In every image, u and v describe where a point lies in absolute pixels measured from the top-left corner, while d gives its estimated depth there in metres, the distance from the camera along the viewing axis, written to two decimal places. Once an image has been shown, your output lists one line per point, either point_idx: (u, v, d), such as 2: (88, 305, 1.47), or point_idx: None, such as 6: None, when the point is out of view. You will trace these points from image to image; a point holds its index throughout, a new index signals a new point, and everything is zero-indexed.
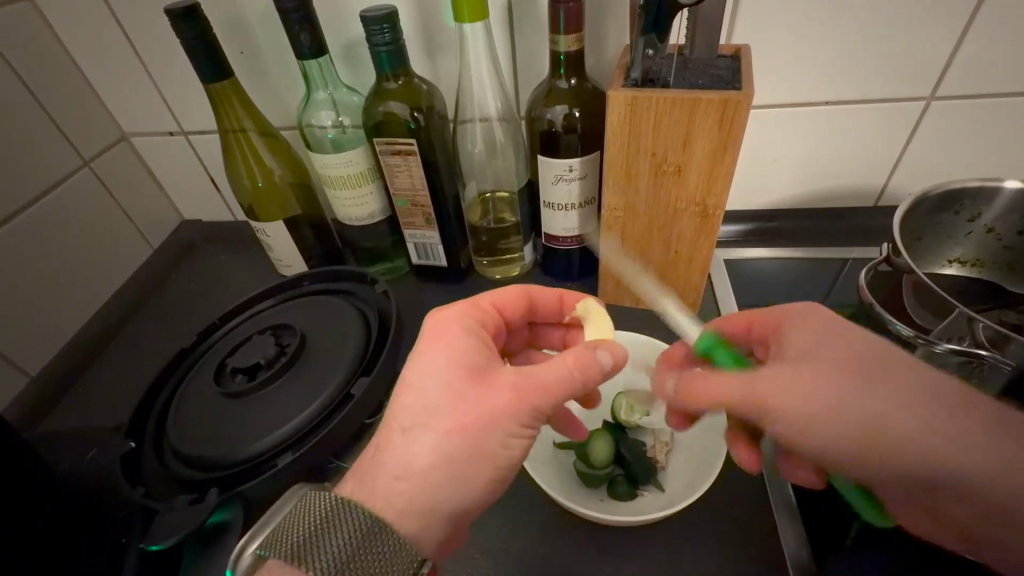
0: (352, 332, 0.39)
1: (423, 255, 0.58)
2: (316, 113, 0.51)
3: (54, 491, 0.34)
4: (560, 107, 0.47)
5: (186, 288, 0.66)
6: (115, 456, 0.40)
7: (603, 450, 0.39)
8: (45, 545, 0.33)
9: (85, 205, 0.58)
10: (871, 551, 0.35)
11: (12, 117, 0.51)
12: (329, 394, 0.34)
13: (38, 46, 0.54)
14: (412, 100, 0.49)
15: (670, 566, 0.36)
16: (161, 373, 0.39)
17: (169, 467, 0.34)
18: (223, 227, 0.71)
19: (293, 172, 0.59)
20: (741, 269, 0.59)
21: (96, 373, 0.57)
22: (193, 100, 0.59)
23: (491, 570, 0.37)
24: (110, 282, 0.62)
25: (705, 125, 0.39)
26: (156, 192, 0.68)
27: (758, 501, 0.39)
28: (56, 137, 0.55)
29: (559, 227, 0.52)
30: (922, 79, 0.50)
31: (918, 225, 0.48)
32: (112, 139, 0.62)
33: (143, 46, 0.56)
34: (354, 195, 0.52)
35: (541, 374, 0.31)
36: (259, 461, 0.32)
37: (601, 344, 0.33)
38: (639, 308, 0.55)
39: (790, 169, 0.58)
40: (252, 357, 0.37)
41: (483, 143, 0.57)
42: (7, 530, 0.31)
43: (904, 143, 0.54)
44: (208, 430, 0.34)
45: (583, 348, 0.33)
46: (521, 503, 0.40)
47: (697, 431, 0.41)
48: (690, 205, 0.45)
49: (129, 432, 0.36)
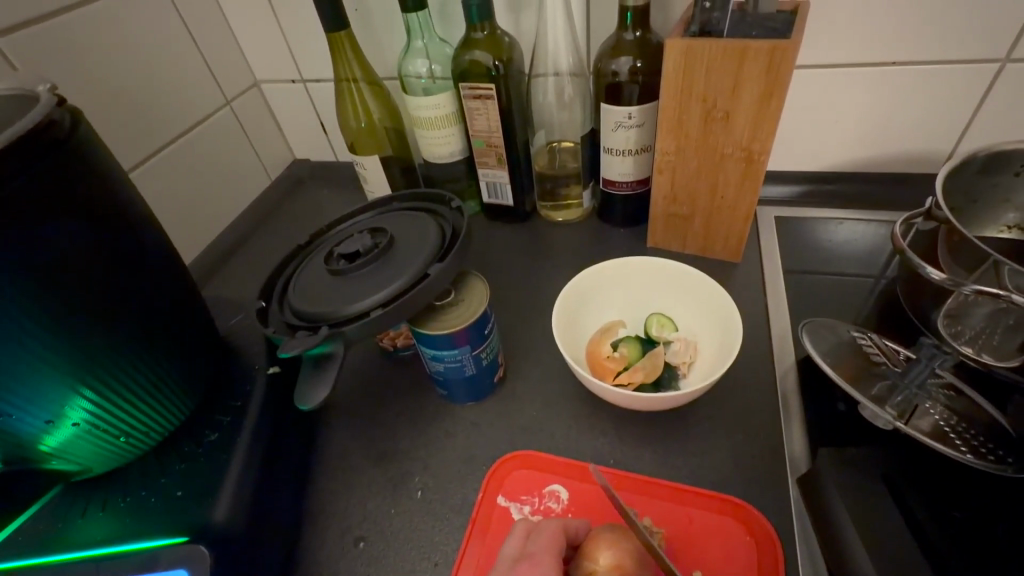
0: (432, 235, 0.46)
1: (493, 193, 0.65)
2: (413, 61, 0.60)
3: (206, 338, 0.43)
4: (625, 59, 0.52)
5: (295, 215, 0.78)
6: (245, 326, 0.51)
7: (634, 352, 0.46)
8: (213, 372, 0.44)
9: (224, 137, 0.71)
10: (866, 446, 0.40)
11: (181, 63, 0.64)
12: (412, 273, 0.42)
13: (201, 4, 0.67)
14: (495, 50, 0.55)
15: (677, 456, 0.43)
16: (287, 257, 0.50)
17: (288, 320, 0.43)
18: (328, 166, 0.83)
19: (391, 117, 0.69)
20: (793, 227, 0.61)
21: (224, 277, 0.69)
22: (314, 50, 0.70)
23: (528, 442, 0.45)
24: (237, 204, 0.74)
25: (754, 71, 0.43)
26: (276, 134, 0.80)
27: (768, 418, 0.44)
28: (209, 78, 0.68)
29: (617, 172, 0.57)
30: (997, 41, 0.50)
31: (970, 186, 0.49)
32: (247, 84, 0.74)
33: (280, 4, 0.67)
34: (437, 134, 0.60)
35: (670, 508, 0.40)
36: (355, 317, 0.40)
37: (672, 485, 0.41)
38: (688, 253, 0.59)
39: (851, 132, 0.59)
40: (353, 247, 0.46)
41: (554, 96, 0.63)
42: (188, 356, 0.41)
43: (974, 106, 0.54)
44: (318, 297, 0.43)
45: (676, 488, 0.41)
46: (558, 399, 0.48)
47: (717, 346, 0.45)
48: (736, 149, 0.48)
49: (262, 293, 0.46)
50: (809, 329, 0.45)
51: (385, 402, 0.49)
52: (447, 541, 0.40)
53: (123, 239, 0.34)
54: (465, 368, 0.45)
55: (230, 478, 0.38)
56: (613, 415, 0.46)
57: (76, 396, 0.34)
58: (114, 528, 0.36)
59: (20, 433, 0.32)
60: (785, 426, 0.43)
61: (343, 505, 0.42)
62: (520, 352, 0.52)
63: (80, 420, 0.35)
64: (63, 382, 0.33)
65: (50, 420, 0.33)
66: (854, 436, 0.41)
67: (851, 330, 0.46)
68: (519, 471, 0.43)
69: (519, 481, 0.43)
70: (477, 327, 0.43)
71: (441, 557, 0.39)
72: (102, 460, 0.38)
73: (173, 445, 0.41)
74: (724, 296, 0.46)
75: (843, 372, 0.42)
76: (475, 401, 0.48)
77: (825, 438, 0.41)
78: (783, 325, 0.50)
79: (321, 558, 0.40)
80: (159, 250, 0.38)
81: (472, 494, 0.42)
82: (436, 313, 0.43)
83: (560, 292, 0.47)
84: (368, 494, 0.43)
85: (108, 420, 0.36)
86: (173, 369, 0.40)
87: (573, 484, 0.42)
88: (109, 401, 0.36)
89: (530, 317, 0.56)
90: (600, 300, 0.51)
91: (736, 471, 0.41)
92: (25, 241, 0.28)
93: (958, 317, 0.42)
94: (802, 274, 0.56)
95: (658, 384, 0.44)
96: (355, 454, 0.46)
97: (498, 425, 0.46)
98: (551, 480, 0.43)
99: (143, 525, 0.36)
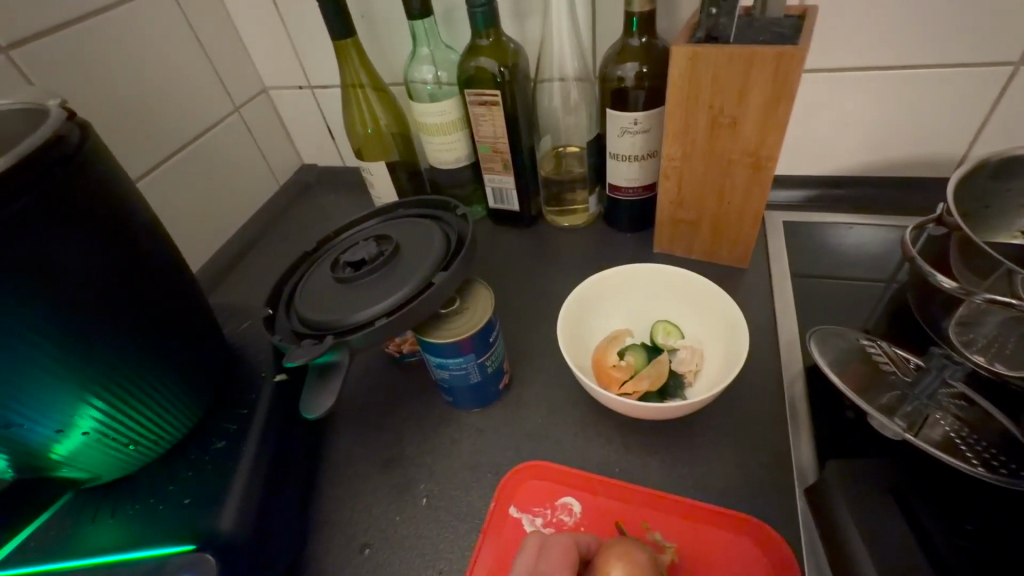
0: (437, 243, 0.46)
1: (498, 199, 0.65)
2: (419, 67, 0.60)
3: (213, 345, 0.44)
4: (631, 64, 0.52)
5: (303, 220, 0.79)
6: (252, 332, 0.52)
7: (640, 360, 0.45)
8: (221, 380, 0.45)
9: (233, 143, 0.71)
10: (876, 456, 0.39)
11: (189, 71, 0.65)
12: (416, 282, 0.42)
13: (210, 13, 0.67)
14: (500, 57, 0.55)
15: (682, 465, 0.43)
16: (294, 264, 0.50)
17: (294, 328, 0.43)
18: (335, 171, 0.83)
19: (397, 122, 0.69)
20: (802, 232, 0.61)
21: (232, 282, 0.69)
22: (321, 56, 0.70)
23: (533, 449, 0.45)
24: (246, 209, 0.75)
25: (761, 77, 0.43)
26: (284, 139, 0.80)
27: (776, 427, 0.44)
28: (217, 86, 0.69)
29: (623, 177, 0.57)
30: (1012, 43, 0.49)
31: (983, 191, 0.48)
32: (255, 91, 0.75)
33: (287, 12, 0.67)
34: (443, 140, 0.60)
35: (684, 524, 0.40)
36: (360, 326, 0.41)
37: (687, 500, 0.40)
38: (695, 258, 0.58)
39: (861, 136, 0.59)
40: (359, 255, 0.46)
41: (559, 101, 0.63)
42: (195, 364, 0.41)
43: (988, 109, 0.53)
44: (324, 305, 0.43)
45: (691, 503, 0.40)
46: (563, 406, 0.48)
47: (723, 354, 0.45)
48: (743, 155, 0.48)
49: (269, 301, 0.47)
50: (818, 335, 0.45)
51: (391, 409, 0.49)
52: (451, 549, 0.40)
53: (132, 250, 0.35)
54: (470, 375, 0.45)
55: (236, 486, 0.38)
56: (619, 423, 0.46)
57: (86, 406, 0.34)
58: (124, 536, 0.37)
59: (30, 443, 0.33)
60: (793, 435, 0.43)
61: (349, 512, 0.43)
62: (525, 358, 0.52)
63: (89, 429, 0.35)
64: (72, 392, 0.33)
65: (60, 429, 0.34)
66: (864, 447, 0.40)
67: (860, 337, 0.45)
68: (533, 482, 0.43)
69: (532, 492, 0.42)
70: (482, 334, 0.43)
71: (446, 565, 0.39)
72: (110, 468, 0.38)
73: (181, 453, 0.41)
74: (731, 303, 0.46)
75: (852, 381, 0.42)
76: (480, 408, 0.48)
77: (835, 448, 0.41)
78: (791, 333, 0.50)
79: (327, 565, 0.40)
80: (167, 260, 0.38)
81: (477, 502, 0.42)
82: (441, 321, 0.43)
83: (565, 300, 0.47)
84: (374, 501, 0.43)
85: (116, 429, 0.37)
86: (181, 377, 0.40)
87: (587, 498, 0.42)
88: (118, 409, 0.36)
89: (536, 324, 0.56)
90: (606, 307, 0.50)
91: (743, 481, 0.41)
92: (34, 256, 0.29)
93: (970, 326, 0.43)
94: (810, 280, 0.55)
95: (664, 393, 0.44)
96: (360, 461, 0.46)
97: (504, 432, 0.46)
98: (563, 492, 0.42)
99: (152, 531, 0.37)
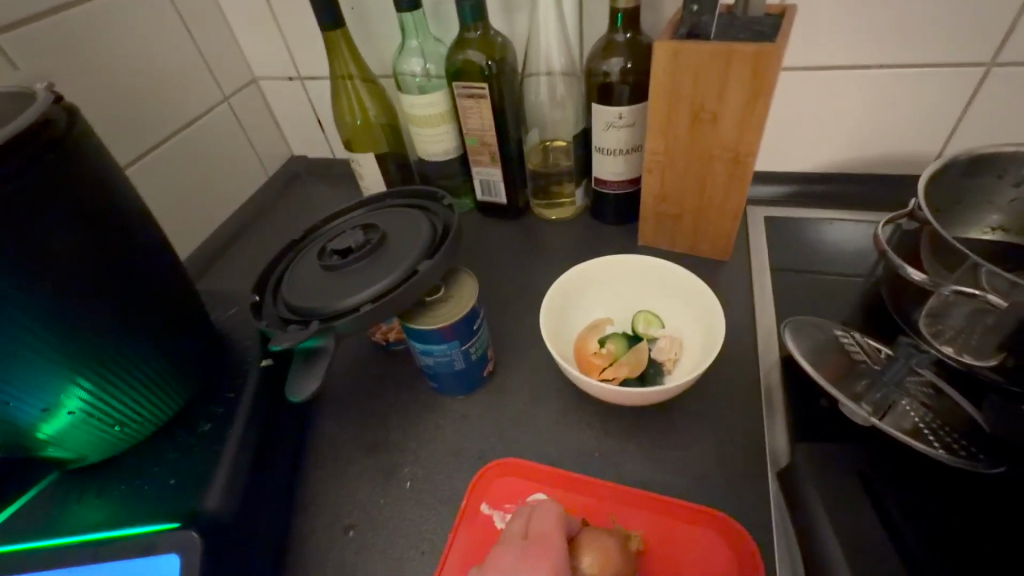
0: (423, 232, 0.47)
1: (486, 191, 0.65)
2: (408, 60, 0.61)
3: (201, 331, 0.44)
4: (616, 60, 0.53)
5: (292, 211, 0.79)
6: (239, 319, 0.52)
7: (620, 348, 0.46)
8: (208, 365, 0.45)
9: (222, 133, 0.71)
10: (845, 441, 0.41)
11: (179, 60, 0.65)
12: (402, 270, 0.43)
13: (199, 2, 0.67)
14: (488, 50, 0.56)
15: (660, 451, 0.44)
16: (282, 251, 0.50)
17: (280, 314, 0.44)
18: (324, 162, 0.83)
19: (386, 114, 0.70)
20: (782, 227, 0.62)
21: (220, 271, 0.70)
22: (311, 47, 0.71)
23: (516, 435, 0.46)
24: (234, 199, 0.75)
25: (741, 73, 0.44)
26: (274, 130, 0.80)
27: (751, 414, 0.45)
28: (207, 75, 0.69)
29: (608, 171, 0.58)
30: (984, 45, 0.51)
31: (953, 188, 0.49)
32: (245, 81, 0.75)
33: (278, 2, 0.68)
34: (431, 132, 0.61)
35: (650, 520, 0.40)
36: (346, 312, 0.41)
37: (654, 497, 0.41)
38: (677, 251, 0.60)
39: (840, 133, 0.60)
40: (346, 243, 0.46)
41: (546, 95, 0.64)
42: (182, 349, 0.42)
43: (961, 109, 0.55)
44: (310, 291, 0.44)
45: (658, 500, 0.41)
46: (546, 393, 0.49)
47: (702, 343, 0.46)
48: (724, 150, 0.49)
49: (256, 287, 0.47)
50: (793, 324, 0.46)
51: (377, 396, 0.50)
52: (434, 530, 0.41)
53: (118, 234, 0.35)
54: (454, 362, 0.46)
55: (222, 468, 0.39)
56: (600, 409, 0.47)
57: (73, 386, 0.35)
58: (111, 515, 0.37)
59: (17, 420, 0.33)
60: (767, 422, 0.44)
61: (334, 495, 0.43)
62: (510, 347, 0.53)
63: (76, 409, 0.36)
64: (59, 372, 0.33)
65: (47, 408, 0.34)
66: (835, 432, 0.42)
67: (834, 328, 0.47)
68: (505, 477, 0.43)
69: (504, 487, 0.43)
70: (465, 321, 0.44)
71: (429, 546, 0.40)
72: (97, 448, 0.39)
73: (167, 436, 0.42)
74: (710, 294, 0.47)
75: (825, 369, 0.43)
76: (465, 394, 0.49)
77: (807, 434, 0.42)
78: (768, 323, 0.51)
79: (312, 545, 0.41)
80: (154, 245, 0.39)
81: (460, 486, 0.43)
82: (425, 309, 0.44)
83: (549, 289, 0.48)
84: (358, 485, 0.44)
85: (103, 409, 0.37)
86: (168, 361, 0.41)
87: (559, 494, 0.42)
88: (104, 390, 0.37)
89: (521, 314, 0.57)
90: (589, 297, 0.52)
91: (718, 465, 0.42)
92: (21, 236, 0.29)
93: (939, 317, 0.43)
94: (789, 273, 0.57)
95: (643, 380, 0.45)
96: (346, 446, 0.47)
97: (488, 419, 0.47)
98: (535, 488, 0.43)
99: (139, 511, 0.37)
